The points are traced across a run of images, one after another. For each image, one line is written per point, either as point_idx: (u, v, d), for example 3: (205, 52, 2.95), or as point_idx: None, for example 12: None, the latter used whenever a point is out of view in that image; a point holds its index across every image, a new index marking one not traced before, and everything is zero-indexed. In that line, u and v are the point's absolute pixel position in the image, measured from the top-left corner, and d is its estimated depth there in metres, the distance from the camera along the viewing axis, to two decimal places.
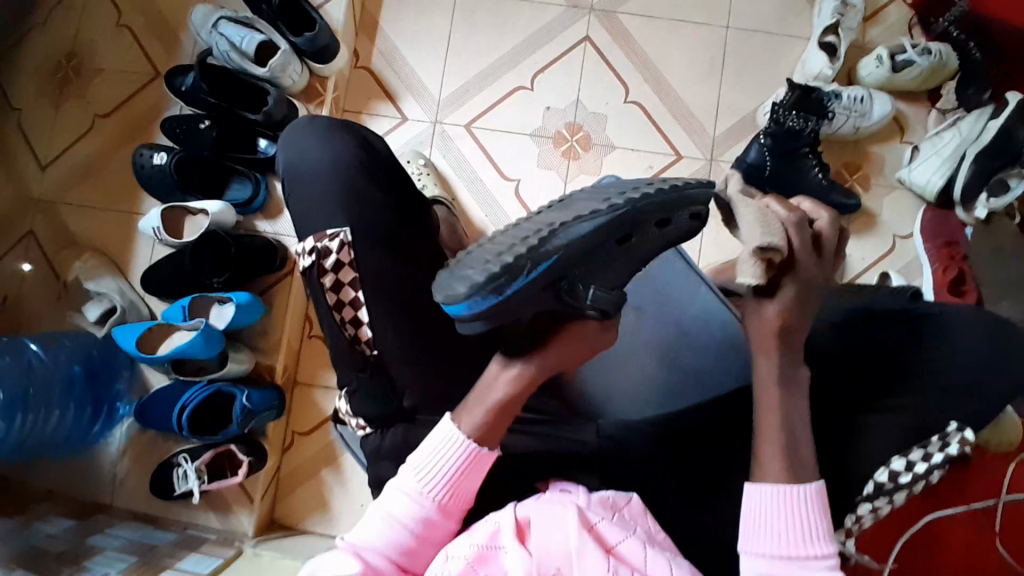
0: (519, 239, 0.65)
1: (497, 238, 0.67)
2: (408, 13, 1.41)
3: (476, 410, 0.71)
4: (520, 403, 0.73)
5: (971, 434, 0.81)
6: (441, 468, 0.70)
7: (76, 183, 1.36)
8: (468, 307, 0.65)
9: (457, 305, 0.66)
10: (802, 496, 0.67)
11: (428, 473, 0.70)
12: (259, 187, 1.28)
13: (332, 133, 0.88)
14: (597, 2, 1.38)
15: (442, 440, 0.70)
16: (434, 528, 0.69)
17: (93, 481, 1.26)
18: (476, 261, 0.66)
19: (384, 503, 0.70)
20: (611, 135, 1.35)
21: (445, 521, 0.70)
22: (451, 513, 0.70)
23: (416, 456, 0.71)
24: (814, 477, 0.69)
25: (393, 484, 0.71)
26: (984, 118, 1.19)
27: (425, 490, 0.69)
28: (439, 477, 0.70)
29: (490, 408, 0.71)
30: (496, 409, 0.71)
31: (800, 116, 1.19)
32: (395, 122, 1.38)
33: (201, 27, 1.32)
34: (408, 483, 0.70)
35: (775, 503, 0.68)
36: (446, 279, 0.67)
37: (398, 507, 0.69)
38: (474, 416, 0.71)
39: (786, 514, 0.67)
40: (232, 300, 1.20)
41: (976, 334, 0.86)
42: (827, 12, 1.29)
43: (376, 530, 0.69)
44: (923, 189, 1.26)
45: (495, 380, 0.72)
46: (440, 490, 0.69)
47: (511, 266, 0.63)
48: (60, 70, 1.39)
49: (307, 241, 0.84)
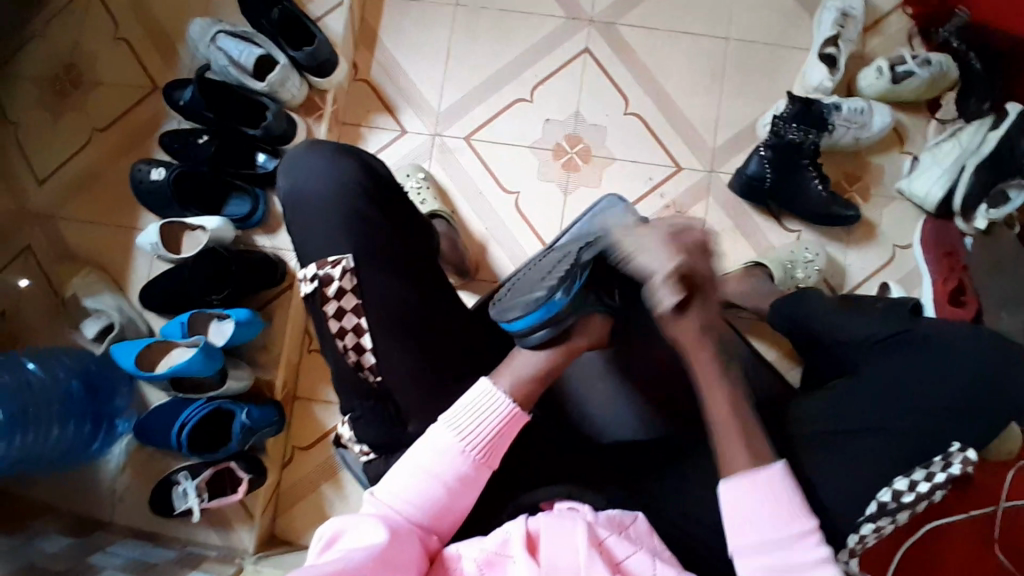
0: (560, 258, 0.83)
1: (525, 275, 0.86)
2: (407, 25, 1.40)
3: (516, 373, 0.78)
4: (554, 372, 0.81)
5: (974, 454, 0.81)
6: (479, 425, 0.75)
7: (74, 197, 1.35)
8: (547, 308, 0.79)
9: (534, 313, 0.79)
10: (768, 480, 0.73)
11: (467, 430, 0.74)
12: (259, 202, 1.27)
13: (336, 154, 0.87)
14: (597, 14, 1.38)
15: (484, 397, 0.75)
16: (466, 486, 0.74)
17: (93, 497, 1.26)
18: (524, 287, 0.82)
19: (422, 454, 0.73)
20: (611, 147, 1.34)
21: (476, 480, 0.74)
22: (482, 473, 0.75)
23: (455, 412, 0.75)
24: (773, 462, 0.74)
25: (430, 437, 0.74)
26: (984, 129, 1.19)
27: (463, 447, 0.74)
28: (477, 434, 0.74)
29: (529, 374, 0.78)
30: (538, 375, 0.79)
31: (800, 128, 1.21)
32: (394, 135, 1.38)
33: (199, 41, 1.31)
34: (446, 439, 0.74)
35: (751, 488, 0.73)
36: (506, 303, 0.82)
37: (435, 461, 0.73)
38: (513, 377, 0.78)
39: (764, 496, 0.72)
40: (231, 317, 1.19)
41: (978, 352, 0.85)
42: (828, 24, 1.29)
43: (410, 485, 0.72)
44: (923, 201, 1.26)
45: (530, 356, 0.80)
46: (476, 448, 0.74)
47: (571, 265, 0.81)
48: (57, 83, 1.38)
49: (310, 267, 0.82)
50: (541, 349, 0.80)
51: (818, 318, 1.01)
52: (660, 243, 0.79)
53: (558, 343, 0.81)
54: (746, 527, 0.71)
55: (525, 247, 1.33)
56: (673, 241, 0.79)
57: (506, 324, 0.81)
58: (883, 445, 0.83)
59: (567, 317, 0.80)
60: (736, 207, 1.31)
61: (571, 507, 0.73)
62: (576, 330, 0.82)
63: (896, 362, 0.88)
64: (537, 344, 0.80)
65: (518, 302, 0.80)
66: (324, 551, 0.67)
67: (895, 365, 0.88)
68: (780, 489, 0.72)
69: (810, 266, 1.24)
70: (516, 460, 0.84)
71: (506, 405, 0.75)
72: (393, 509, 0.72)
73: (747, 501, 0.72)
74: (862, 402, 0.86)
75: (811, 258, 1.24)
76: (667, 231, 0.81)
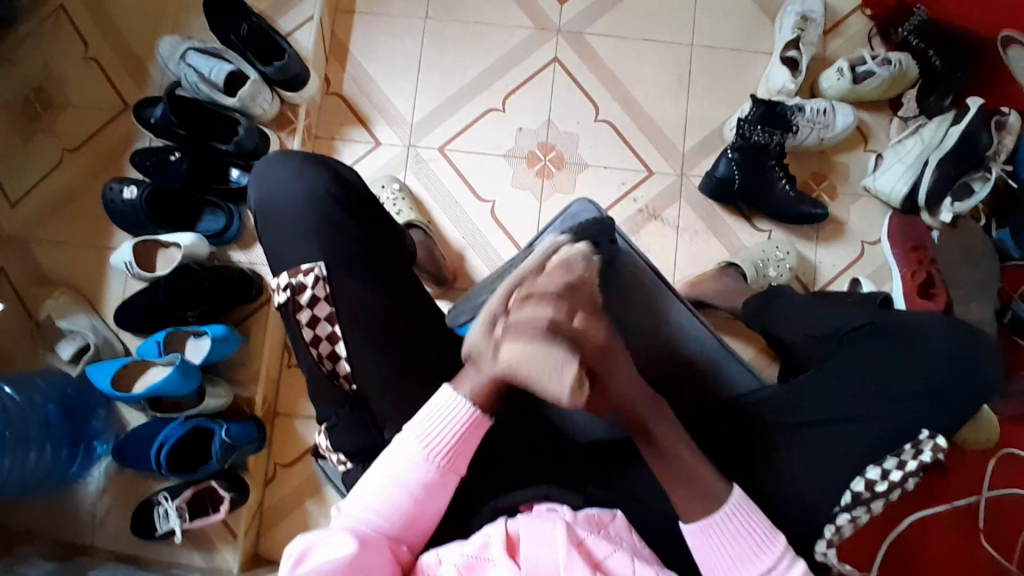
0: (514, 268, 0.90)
1: (490, 281, 0.95)
2: (378, 39, 1.42)
3: (478, 377, 0.77)
4: None
5: (943, 441, 0.82)
6: (443, 433, 0.75)
7: (46, 219, 1.34)
8: None
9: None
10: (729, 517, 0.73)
11: (431, 439, 0.75)
12: (234, 217, 1.27)
13: (303, 167, 0.87)
14: (565, 24, 1.40)
15: (446, 404, 0.76)
16: (434, 493, 0.75)
17: (72, 523, 1.24)
18: (481, 294, 0.92)
19: (388, 465, 0.74)
20: (583, 154, 1.36)
21: (443, 487, 0.75)
22: (449, 479, 0.75)
23: (419, 422, 0.76)
24: (729, 488, 0.74)
25: (397, 447, 0.75)
26: (946, 125, 1.23)
27: (428, 455, 0.74)
28: (441, 440, 0.75)
29: (491, 377, 0.78)
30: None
31: (765, 131, 1.23)
32: (368, 147, 1.39)
33: (170, 58, 1.31)
34: (411, 448, 0.74)
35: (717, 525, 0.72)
36: (467, 306, 0.94)
37: (401, 471, 0.74)
38: (475, 383, 0.77)
39: (733, 527, 0.72)
40: (207, 333, 1.18)
41: (941, 341, 0.87)
42: (789, 28, 1.32)
43: (377, 496, 0.73)
44: (888, 197, 1.29)
45: None
46: (441, 455, 0.75)
47: None
48: (27, 105, 1.38)
49: (282, 276, 0.83)
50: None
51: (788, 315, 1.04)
52: (529, 346, 0.66)
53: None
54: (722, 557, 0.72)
55: (502, 254, 1.34)
56: (549, 346, 0.66)
57: (460, 329, 0.93)
58: (853, 436, 0.84)
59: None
60: (707, 208, 1.34)
61: (550, 508, 0.74)
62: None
63: (863, 354, 0.90)
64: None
65: (467, 308, 0.92)
66: (294, 568, 0.66)
67: (862, 358, 0.90)
68: (744, 515, 0.73)
69: (781, 264, 1.26)
70: (494, 465, 0.84)
71: (468, 411, 0.76)
72: (362, 521, 0.72)
73: (718, 535, 0.72)
74: (833, 395, 0.87)
75: (782, 256, 1.26)
76: (525, 327, 0.67)
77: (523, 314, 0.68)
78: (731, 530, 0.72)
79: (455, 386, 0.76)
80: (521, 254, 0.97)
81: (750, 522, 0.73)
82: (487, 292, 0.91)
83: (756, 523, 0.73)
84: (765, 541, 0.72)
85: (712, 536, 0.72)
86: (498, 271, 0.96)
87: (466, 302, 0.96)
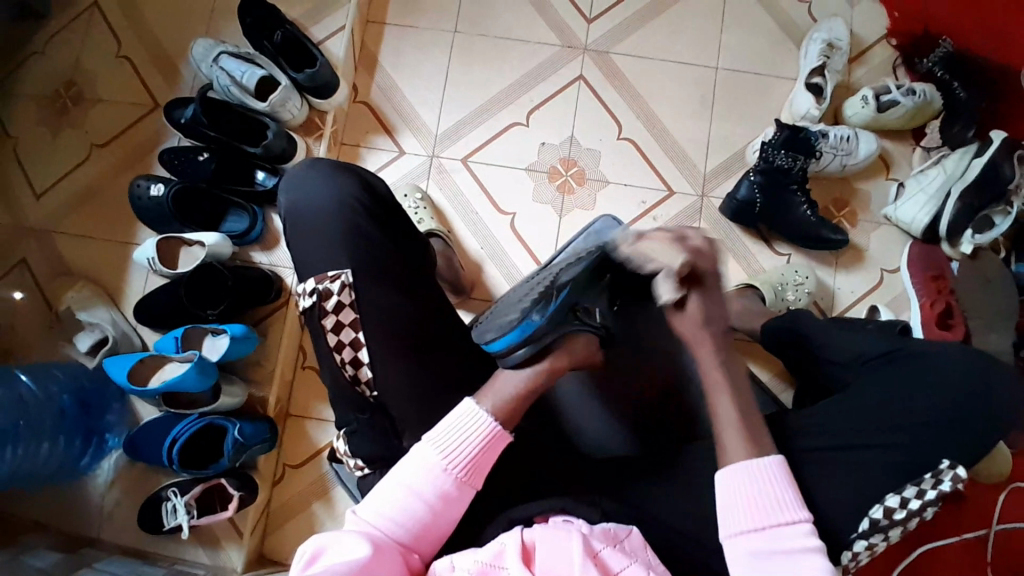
0: (541, 283, 0.85)
1: (505, 306, 0.87)
2: (407, 49, 1.44)
3: (499, 396, 0.79)
4: (538, 392, 0.81)
5: (963, 471, 0.82)
6: (463, 445, 0.75)
7: (71, 212, 1.36)
8: (522, 328, 0.80)
9: (509, 333, 0.81)
10: (759, 469, 0.74)
11: (450, 450, 0.75)
12: (257, 219, 1.29)
13: (336, 173, 0.89)
14: (591, 42, 1.42)
15: (467, 417, 0.76)
16: (449, 505, 0.74)
17: (79, 515, 1.23)
18: (504, 314, 0.84)
19: (405, 474, 0.74)
20: (605, 170, 1.37)
21: (458, 499, 0.75)
22: (465, 493, 0.75)
23: (438, 432, 0.76)
24: (772, 452, 0.75)
25: (414, 456, 0.75)
26: (968, 157, 1.23)
27: (446, 466, 0.74)
28: (460, 452, 0.75)
29: (511, 396, 0.79)
30: (520, 393, 0.79)
31: (788, 155, 1.25)
32: (392, 155, 1.40)
33: (203, 60, 1.34)
34: (429, 458, 0.75)
35: (747, 473, 0.74)
36: (488, 329, 0.85)
37: (418, 481, 0.74)
38: (496, 399, 0.78)
39: (761, 480, 0.73)
40: (226, 331, 1.19)
41: (962, 371, 0.87)
42: (814, 55, 1.34)
43: (392, 503, 0.73)
44: (909, 225, 1.28)
45: (513, 375, 0.81)
46: (459, 468, 0.75)
47: (545, 293, 0.82)
48: (59, 100, 1.40)
49: (309, 282, 0.83)
50: (523, 368, 0.81)
51: (807, 340, 1.04)
52: (656, 245, 0.86)
53: (541, 361, 0.82)
54: (738, 506, 0.72)
55: (520, 266, 1.34)
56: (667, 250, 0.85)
57: (485, 345, 0.83)
58: (872, 464, 0.83)
59: (544, 338, 0.81)
60: (727, 230, 1.34)
61: (566, 519, 0.73)
62: (556, 348, 0.83)
63: (882, 382, 0.90)
64: (518, 364, 0.81)
65: (493, 327, 0.83)
66: (305, 568, 0.66)
67: (882, 385, 0.90)
68: (775, 477, 0.73)
69: (800, 288, 1.26)
70: (509, 474, 0.84)
71: (489, 425, 0.76)
72: (374, 526, 0.72)
73: (745, 477, 0.73)
74: (852, 421, 0.87)
75: (802, 280, 1.26)
76: (650, 244, 0.86)
77: (642, 245, 0.87)
78: (756, 482, 0.73)
79: (476, 401, 0.77)
80: (536, 277, 0.93)
81: (780, 489, 0.73)
82: (512, 312, 0.83)
83: (785, 489, 0.73)
84: (785, 512, 0.71)
85: (734, 483, 0.73)
86: (515, 296, 0.89)
87: (483, 327, 0.86)
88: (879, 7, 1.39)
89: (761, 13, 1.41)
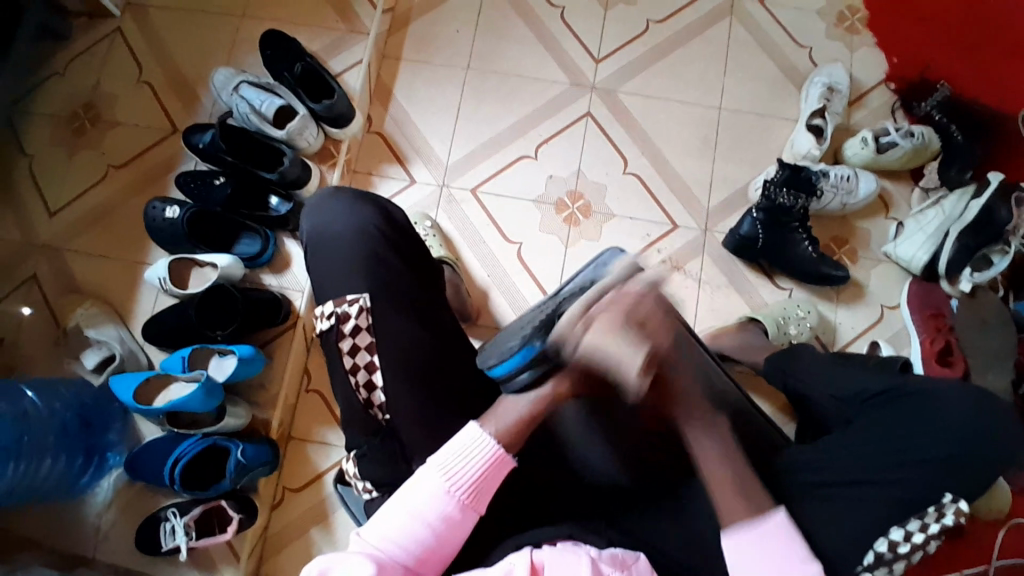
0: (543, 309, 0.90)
1: (503, 333, 0.92)
2: (421, 83, 1.49)
3: (503, 419, 0.80)
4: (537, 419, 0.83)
5: (965, 504, 0.83)
6: (466, 468, 0.76)
7: (85, 231, 1.38)
8: (524, 355, 0.84)
9: (511, 358, 0.84)
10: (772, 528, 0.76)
11: (454, 473, 0.75)
12: (269, 243, 1.31)
13: (356, 201, 0.92)
14: (599, 81, 1.47)
15: (471, 440, 0.77)
16: (452, 528, 0.74)
17: (73, 534, 1.22)
18: (505, 339, 0.88)
19: (409, 498, 0.74)
20: (611, 204, 1.40)
21: (462, 522, 0.75)
22: (468, 517, 0.76)
23: (443, 455, 0.76)
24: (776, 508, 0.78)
25: (417, 479, 0.75)
26: (966, 198, 1.26)
27: (448, 488, 0.75)
28: (462, 475, 0.76)
29: (514, 420, 0.81)
30: (525, 416, 0.81)
31: (790, 194, 1.27)
32: (403, 184, 1.44)
33: (223, 89, 1.39)
34: (433, 480, 0.75)
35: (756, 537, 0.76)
36: (493, 352, 0.88)
37: (421, 503, 0.74)
38: (499, 422, 0.80)
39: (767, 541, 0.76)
40: (234, 353, 1.20)
41: (968, 408, 0.87)
42: (814, 98, 1.39)
43: (396, 525, 0.73)
44: (908, 263, 1.31)
45: (517, 400, 0.83)
46: (462, 491, 0.75)
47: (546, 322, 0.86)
48: (79, 122, 1.44)
49: (327, 304, 0.86)
50: (526, 392, 0.84)
51: (811, 373, 1.05)
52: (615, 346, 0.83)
53: (543, 386, 0.85)
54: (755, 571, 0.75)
55: (524, 294, 1.36)
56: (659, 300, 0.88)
57: (488, 371, 0.86)
58: (876, 499, 0.84)
59: (546, 365, 0.85)
60: (729, 263, 1.37)
61: (574, 543, 0.74)
62: (557, 373, 0.86)
63: (888, 416, 0.91)
64: (520, 390, 0.84)
65: (497, 351, 0.86)
66: None
67: (887, 420, 0.91)
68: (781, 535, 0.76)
69: (801, 322, 1.28)
70: (514, 498, 0.85)
71: (491, 448, 0.77)
72: (379, 549, 0.72)
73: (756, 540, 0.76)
74: (859, 456, 0.87)
75: (803, 315, 1.28)
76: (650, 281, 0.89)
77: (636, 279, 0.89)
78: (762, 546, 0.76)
79: (481, 424, 0.78)
80: (534, 303, 0.99)
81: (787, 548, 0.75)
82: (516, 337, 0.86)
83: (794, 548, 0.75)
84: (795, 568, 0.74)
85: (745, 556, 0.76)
86: (514, 323, 0.94)
87: (486, 349, 0.90)
88: (878, 54, 1.44)
89: (763, 57, 1.46)
